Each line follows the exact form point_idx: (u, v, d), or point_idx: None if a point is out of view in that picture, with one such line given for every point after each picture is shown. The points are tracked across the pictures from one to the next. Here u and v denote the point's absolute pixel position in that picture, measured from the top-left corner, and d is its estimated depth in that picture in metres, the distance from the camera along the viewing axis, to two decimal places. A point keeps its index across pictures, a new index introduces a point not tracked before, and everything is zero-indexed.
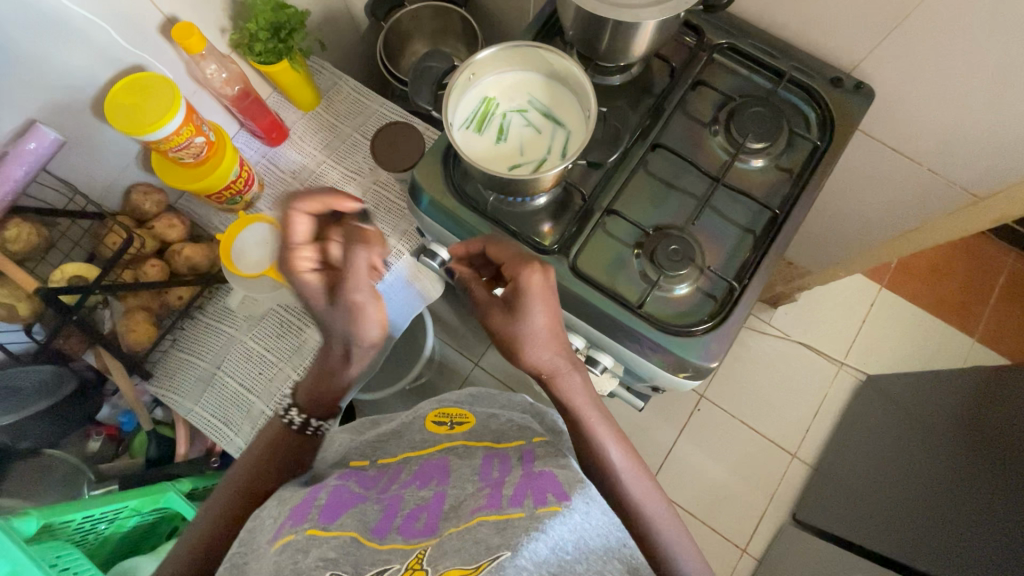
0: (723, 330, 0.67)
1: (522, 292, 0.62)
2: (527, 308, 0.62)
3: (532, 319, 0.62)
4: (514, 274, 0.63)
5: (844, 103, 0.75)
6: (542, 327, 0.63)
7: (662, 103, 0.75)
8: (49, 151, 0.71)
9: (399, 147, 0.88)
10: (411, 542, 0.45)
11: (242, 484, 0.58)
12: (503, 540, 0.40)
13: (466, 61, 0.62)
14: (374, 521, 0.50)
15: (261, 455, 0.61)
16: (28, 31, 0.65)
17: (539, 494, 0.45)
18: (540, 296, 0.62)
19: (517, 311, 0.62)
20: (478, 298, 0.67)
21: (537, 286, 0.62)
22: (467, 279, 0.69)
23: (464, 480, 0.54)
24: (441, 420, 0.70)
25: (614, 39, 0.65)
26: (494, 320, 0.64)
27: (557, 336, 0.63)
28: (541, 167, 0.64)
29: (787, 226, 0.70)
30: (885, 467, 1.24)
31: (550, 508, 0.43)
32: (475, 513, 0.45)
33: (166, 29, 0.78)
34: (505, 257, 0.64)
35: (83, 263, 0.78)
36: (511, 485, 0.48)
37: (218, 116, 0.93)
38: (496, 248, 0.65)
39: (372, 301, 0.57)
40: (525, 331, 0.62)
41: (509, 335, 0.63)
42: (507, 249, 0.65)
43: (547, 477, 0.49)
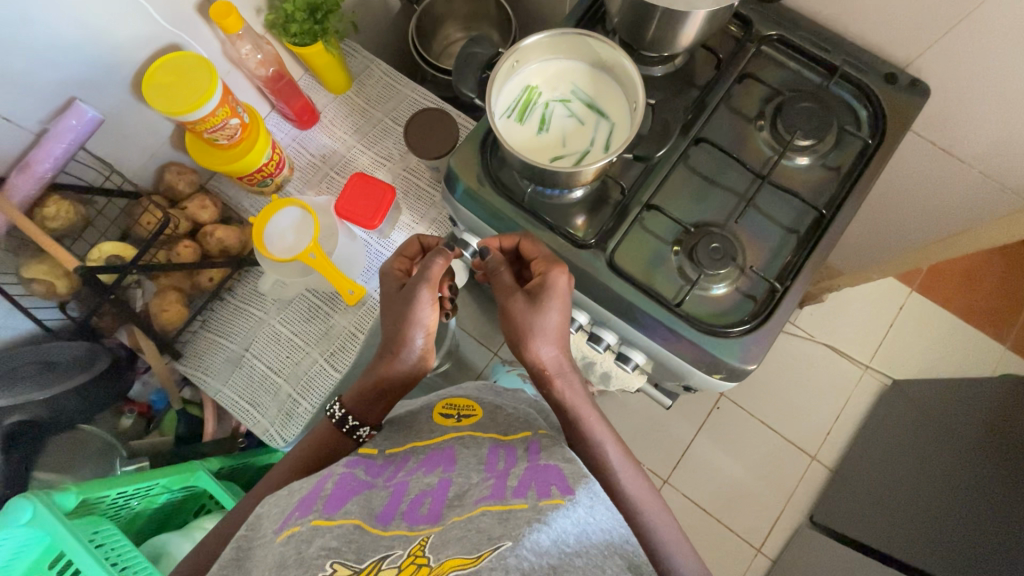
0: (763, 332, 0.65)
1: (547, 288, 0.63)
2: (548, 304, 0.62)
3: (546, 316, 0.63)
4: (543, 272, 0.64)
5: (896, 100, 0.72)
6: (555, 324, 0.63)
7: (706, 96, 0.73)
8: (89, 129, 0.70)
9: (431, 133, 0.86)
10: (415, 529, 0.46)
11: (297, 462, 0.68)
12: (505, 531, 0.41)
13: (513, 47, 0.60)
14: (378, 507, 0.50)
15: (313, 447, 0.68)
16: (66, 9, 0.64)
17: (543, 487, 0.46)
18: (563, 298, 0.64)
19: (535, 305, 0.63)
20: (497, 289, 0.67)
21: (562, 287, 0.63)
22: (496, 263, 0.67)
23: (469, 469, 0.53)
24: (449, 412, 0.66)
25: (661, 27, 0.63)
26: (511, 309, 0.64)
27: (565, 336, 0.65)
28: (583, 160, 0.62)
29: (834, 227, 0.68)
30: (909, 474, 1.22)
31: (553, 501, 0.43)
32: (478, 502, 0.46)
33: (203, 9, 0.78)
34: (537, 255, 0.65)
35: (119, 242, 0.78)
36: (516, 477, 0.48)
37: (250, 97, 0.93)
38: (531, 245, 0.66)
39: (429, 308, 0.67)
40: (539, 325, 0.63)
41: (519, 324, 0.63)
42: (541, 248, 0.67)
43: (552, 470, 0.49)
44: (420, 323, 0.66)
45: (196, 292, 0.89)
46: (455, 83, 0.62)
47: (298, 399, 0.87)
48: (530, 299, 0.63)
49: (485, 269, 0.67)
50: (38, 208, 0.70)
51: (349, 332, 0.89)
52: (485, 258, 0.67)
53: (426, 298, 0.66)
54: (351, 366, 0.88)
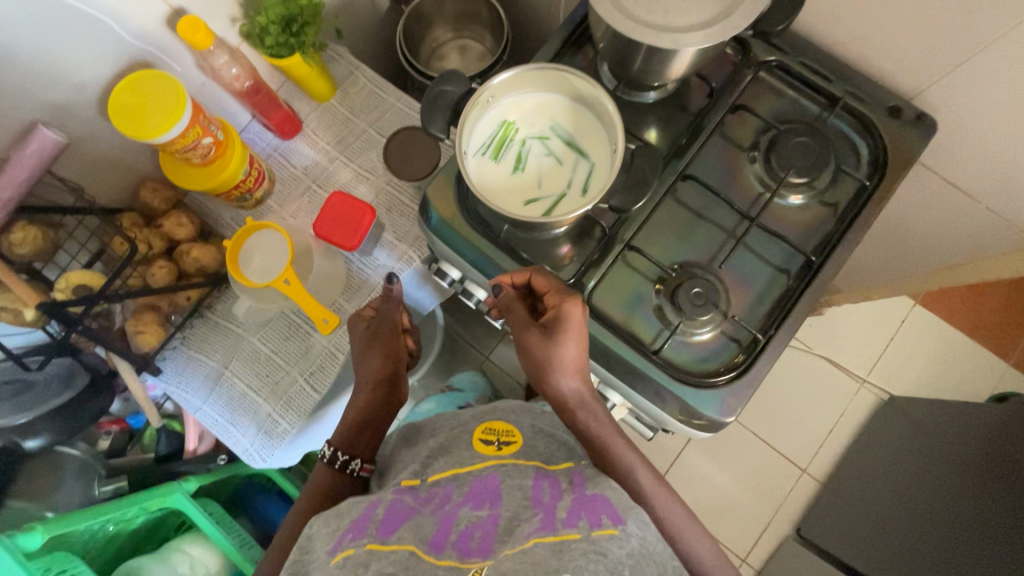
0: (742, 384, 0.63)
1: (563, 322, 0.61)
2: (563, 338, 0.61)
3: (564, 350, 0.61)
4: (555, 306, 0.61)
5: (900, 136, 0.67)
6: (574, 357, 0.62)
7: (697, 125, 0.69)
8: (52, 152, 0.68)
9: (412, 152, 0.83)
10: (466, 561, 0.48)
11: (313, 501, 0.65)
12: (563, 563, 0.45)
13: (485, 84, 0.56)
14: (430, 533, 0.52)
15: (319, 487, 0.66)
16: (23, 26, 0.61)
17: (592, 516, 0.50)
18: (579, 329, 0.61)
19: (552, 339, 0.61)
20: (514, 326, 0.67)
21: (577, 320, 0.61)
22: (510, 300, 0.66)
23: (517, 506, 0.53)
24: (488, 437, 0.63)
25: (644, 56, 0.59)
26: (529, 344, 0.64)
27: (586, 368, 0.64)
28: (560, 204, 0.59)
29: (824, 274, 0.65)
30: (901, 497, 1.20)
31: (606, 532, 0.48)
32: (529, 535, 0.48)
33: (173, 21, 0.74)
34: (548, 287, 0.63)
35: (87, 270, 0.73)
36: (564, 507, 0.51)
37: (227, 108, 0.90)
38: (541, 278, 0.63)
39: (390, 337, 0.76)
40: (557, 359, 0.62)
41: (539, 358, 0.63)
42: (552, 279, 0.64)
43: (599, 499, 0.52)
44: (388, 348, 0.75)
45: (173, 309, 0.86)
46: (422, 123, 0.57)
47: (277, 419, 0.87)
48: (546, 335, 0.62)
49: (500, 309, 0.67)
50: (5, 234, 0.68)
51: (329, 352, 0.88)
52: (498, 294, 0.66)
53: (389, 329, 0.77)
54: (332, 385, 0.87)
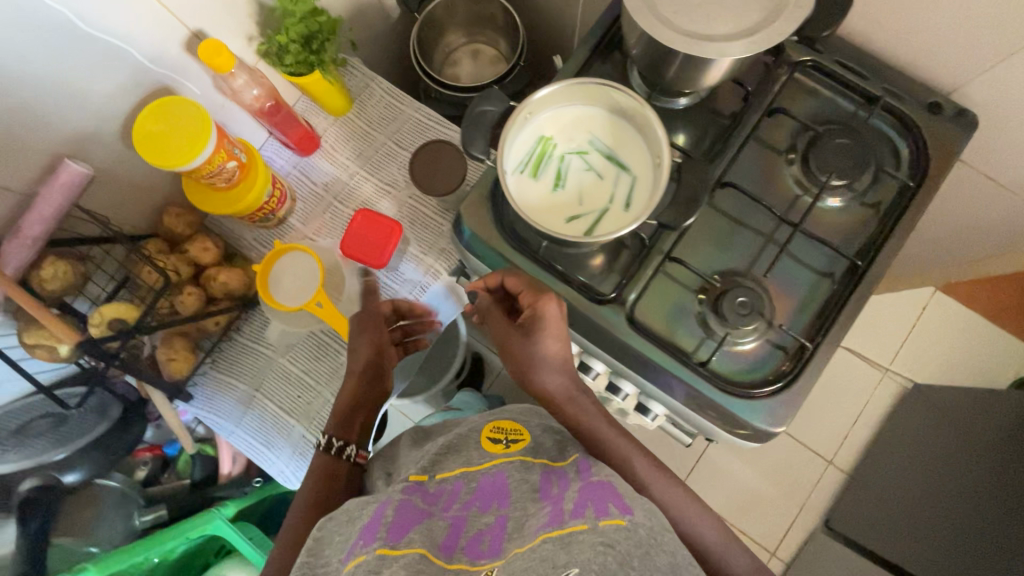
0: (791, 392, 0.62)
1: (540, 319, 0.62)
2: (542, 335, 0.63)
3: (545, 347, 0.63)
4: (532, 304, 0.63)
5: (941, 133, 0.65)
6: (556, 353, 0.64)
7: (732, 130, 0.68)
8: (78, 186, 0.66)
9: (438, 166, 0.82)
10: (478, 564, 0.50)
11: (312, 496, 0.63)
12: (570, 558, 0.46)
13: (524, 101, 0.55)
14: (441, 537, 0.52)
15: (318, 481, 0.64)
16: (48, 60, 0.60)
17: (600, 504, 0.50)
18: (557, 325, 0.63)
19: (531, 337, 0.63)
20: (494, 330, 0.69)
21: (554, 316, 0.62)
22: (487, 305, 0.68)
23: (525, 500, 0.55)
24: (497, 436, 0.62)
25: (682, 64, 0.58)
26: (511, 346, 0.66)
27: (569, 362, 0.65)
28: (602, 220, 0.58)
29: (870, 277, 0.63)
30: (928, 485, 1.20)
31: (612, 522, 0.48)
32: (538, 531, 0.49)
33: (192, 44, 0.73)
34: (522, 287, 0.64)
35: (122, 303, 0.72)
36: (570, 498, 0.52)
37: (246, 128, 0.89)
38: (514, 278, 0.65)
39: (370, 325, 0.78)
40: (539, 356, 0.63)
41: (521, 358, 0.65)
42: (525, 279, 0.65)
43: (606, 488, 0.52)
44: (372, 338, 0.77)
45: (203, 335, 0.86)
46: (463, 145, 0.55)
47: (311, 439, 0.86)
48: (525, 332, 0.64)
49: (478, 312, 0.70)
50: (35, 271, 0.67)
51: None
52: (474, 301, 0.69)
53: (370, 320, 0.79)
54: None
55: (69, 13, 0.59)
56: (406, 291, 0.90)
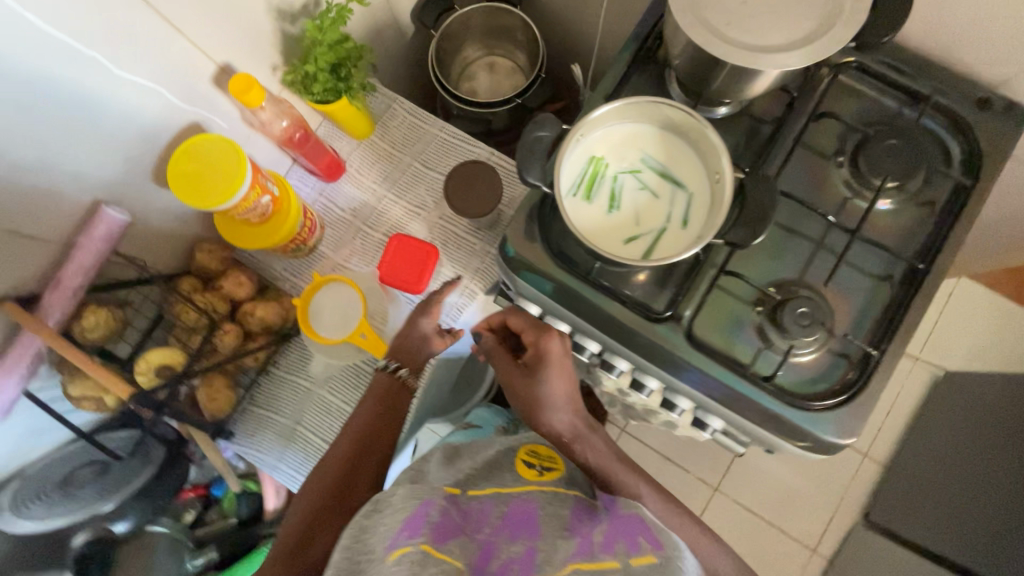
0: (859, 403, 0.60)
1: (543, 358, 0.67)
2: (546, 373, 0.67)
3: (549, 385, 0.67)
4: (534, 344, 0.68)
5: (993, 131, 0.64)
6: (560, 391, 0.67)
7: (778, 136, 0.66)
8: (118, 233, 0.66)
9: (474, 186, 0.80)
10: None
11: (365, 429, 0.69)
12: None
13: (578, 123, 0.54)
14: (474, 555, 0.52)
15: (376, 401, 0.72)
16: (85, 105, 0.59)
17: (629, 539, 0.50)
18: (559, 362, 0.67)
19: (535, 376, 0.67)
20: (498, 370, 0.73)
21: (556, 353, 0.67)
22: (493, 346, 0.73)
23: (554, 534, 0.53)
24: (531, 461, 0.65)
25: (733, 77, 0.57)
26: (515, 386, 0.70)
27: (574, 401, 0.69)
28: (661, 239, 0.57)
29: (930, 281, 0.62)
30: (972, 472, 1.17)
31: (644, 559, 0.47)
32: (569, 560, 0.48)
33: (220, 79, 0.72)
34: (524, 326, 0.69)
35: (166, 348, 0.73)
36: (601, 532, 0.51)
37: (272, 158, 0.87)
38: (516, 318, 0.70)
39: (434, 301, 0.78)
40: (544, 395, 0.67)
41: (527, 397, 0.69)
42: (527, 318, 0.71)
43: (634, 521, 0.53)
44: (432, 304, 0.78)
45: (242, 370, 0.84)
46: (519, 171, 0.54)
47: None
48: (530, 373, 0.68)
49: (483, 352, 0.73)
50: (77, 321, 0.66)
51: None
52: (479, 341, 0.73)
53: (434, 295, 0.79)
54: None
55: (103, 57, 0.58)
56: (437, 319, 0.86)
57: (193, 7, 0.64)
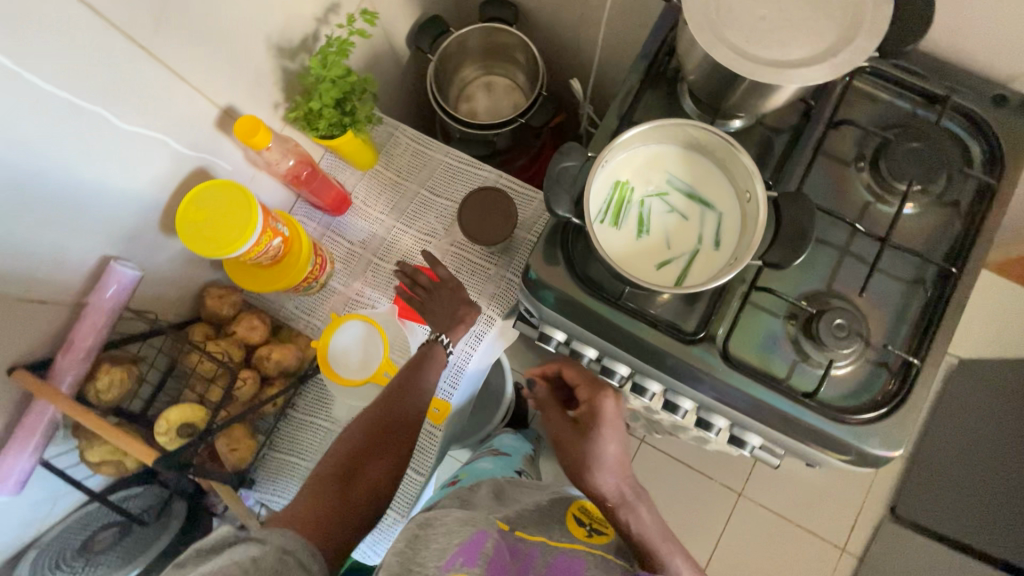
0: (903, 414, 0.59)
1: (597, 416, 0.70)
2: (598, 433, 0.69)
3: (601, 444, 0.69)
4: (589, 399, 0.71)
5: (1012, 127, 0.64)
6: (612, 456, 0.69)
7: (798, 146, 0.66)
8: (130, 290, 0.64)
9: (487, 213, 0.79)
10: None
11: (395, 396, 0.68)
12: None
13: (605, 148, 0.53)
14: None
15: (412, 365, 0.72)
16: (92, 163, 0.57)
17: None
18: (613, 423, 0.70)
19: (587, 433, 0.69)
20: (548, 422, 0.75)
21: (610, 413, 0.69)
22: (546, 398, 0.77)
23: None
24: (580, 520, 0.66)
25: (755, 92, 0.56)
26: (566, 441, 0.72)
27: (623, 467, 0.69)
28: (694, 262, 0.55)
29: (965, 283, 0.61)
30: (989, 461, 1.14)
31: None
32: None
33: (223, 122, 0.70)
34: (579, 381, 0.73)
35: (186, 405, 0.70)
36: None
37: (277, 195, 0.85)
38: (573, 371, 0.73)
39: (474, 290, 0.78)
40: (594, 454, 0.68)
41: (576, 454, 0.70)
42: (583, 372, 0.74)
43: None
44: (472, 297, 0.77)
45: (259, 417, 0.82)
46: (547, 203, 0.53)
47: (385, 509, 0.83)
48: (582, 429, 0.71)
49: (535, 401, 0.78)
50: (90, 382, 0.64)
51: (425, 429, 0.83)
52: (534, 389, 0.78)
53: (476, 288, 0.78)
54: (433, 464, 0.83)
55: (106, 111, 0.56)
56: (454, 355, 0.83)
57: (192, 53, 0.62)
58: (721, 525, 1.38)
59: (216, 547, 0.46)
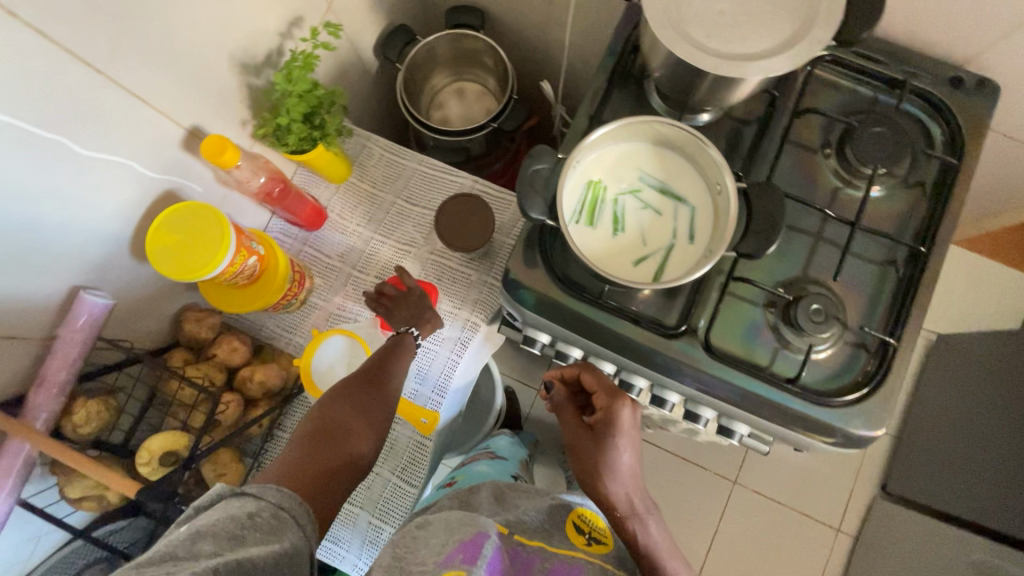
0: (883, 394, 0.60)
1: (613, 426, 0.65)
2: (614, 444, 0.65)
3: (616, 455, 0.65)
4: (605, 408, 0.66)
5: (969, 107, 0.66)
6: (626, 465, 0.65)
7: (765, 136, 0.67)
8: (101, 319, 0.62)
9: (464, 219, 0.79)
10: None
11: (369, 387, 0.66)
12: None
13: (575, 147, 0.53)
14: None
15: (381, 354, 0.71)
16: (54, 193, 0.56)
17: None
18: (629, 432, 0.66)
19: (603, 444, 0.65)
20: (562, 425, 0.71)
21: (626, 423, 0.65)
22: (563, 400, 0.71)
23: None
24: (581, 526, 0.65)
25: (719, 86, 0.56)
26: (580, 449, 0.67)
27: (636, 476, 0.66)
28: (671, 258, 0.56)
29: (934, 261, 0.63)
30: (971, 433, 1.17)
31: None
32: None
33: (190, 142, 0.69)
34: (597, 388, 0.67)
35: (166, 433, 0.69)
36: None
37: (250, 213, 0.84)
38: (591, 376, 0.67)
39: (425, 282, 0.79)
40: (608, 465, 0.65)
41: (590, 463, 0.66)
42: (602, 377, 0.68)
43: None
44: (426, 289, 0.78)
45: (246, 439, 0.80)
46: (521, 207, 0.53)
47: (379, 525, 0.81)
48: (597, 438, 0.66)
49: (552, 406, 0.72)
50: (66, 417, 0.62)
51: (415, 441, 0.83)
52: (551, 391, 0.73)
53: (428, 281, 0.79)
54: (426, 476, 0.82)
55: (67, 139, 0.55)
56: (440, 362, 0.83)
57: (153, 74, 0.61)
58: (718, 514, 1.39)
59: (213, 501, 0.48)
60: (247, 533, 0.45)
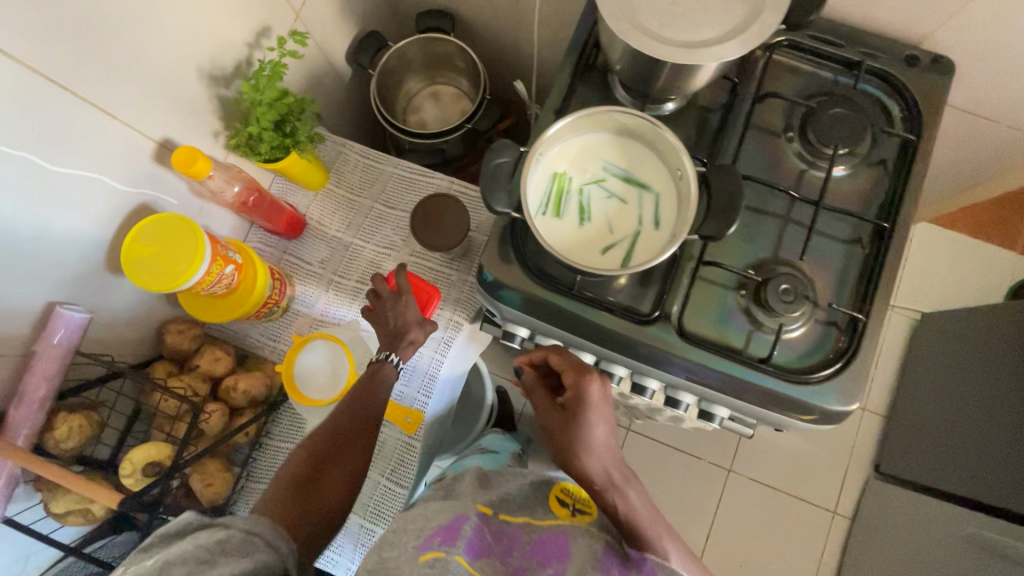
0: (855, 368, 0.61)
1: (583, 401, 0.64)
2: (585, 417, 0.64)
3: (588, 428, 0.64)
4: (574, 383, 0.65)
5: (926, 84, 0.67)
6: (599, 438, 0.64)
7: (728, 123, 0.68)
8: (78, 334, 0.63)
9: (440, 220, 0.80)
10: None
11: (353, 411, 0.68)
12: None
13: (537, 140, 0.55)
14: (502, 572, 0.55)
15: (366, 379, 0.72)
16: (27, 209, 0.57)
17: None
18: (599, 406, 0.65)
19: (575, 417, 0.65)
20: (535, 406, 0.72)
21: (596, 396, 0.64)
22: (534, 383, 0.72)
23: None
24: (563, 498, 0.66)
25: (676, 75, 0.58)
26: (554, 426, 0.67)
27: (612, 449, 0.65)
28: (636, 244, 0.57)
29: (898, 236, 0.64)
30: (958, 409, 1.18)
31: None
32: None
33: (162, 155, 0.70)
34: (564, 365, 0.66)
35: (149, 444, 0.69)
36: None
37: (228, 224, 0.85)
38: (558, 355, 0.68)
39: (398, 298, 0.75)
40: (581, 438, 0.64)
41: (564, 438, 0.65)
42: (569, 356, 0.68)
43: None
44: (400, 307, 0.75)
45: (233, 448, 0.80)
46: (486, 202, 0.54)
47: (371, 527, 0.82)
48: (568, 414, 0.66)
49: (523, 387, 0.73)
50: (48, 432, 0.62)
51: (404, 442, 0.83)
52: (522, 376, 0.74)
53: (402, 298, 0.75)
54: (415, 476, 0.82)
55: (37, 155, 0.56)
56: (424, 363, 0.83)
57: (122, 89, 0.62)
58: (715, 503, 1.39)
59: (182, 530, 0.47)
60: (217, 557, 0.46)
